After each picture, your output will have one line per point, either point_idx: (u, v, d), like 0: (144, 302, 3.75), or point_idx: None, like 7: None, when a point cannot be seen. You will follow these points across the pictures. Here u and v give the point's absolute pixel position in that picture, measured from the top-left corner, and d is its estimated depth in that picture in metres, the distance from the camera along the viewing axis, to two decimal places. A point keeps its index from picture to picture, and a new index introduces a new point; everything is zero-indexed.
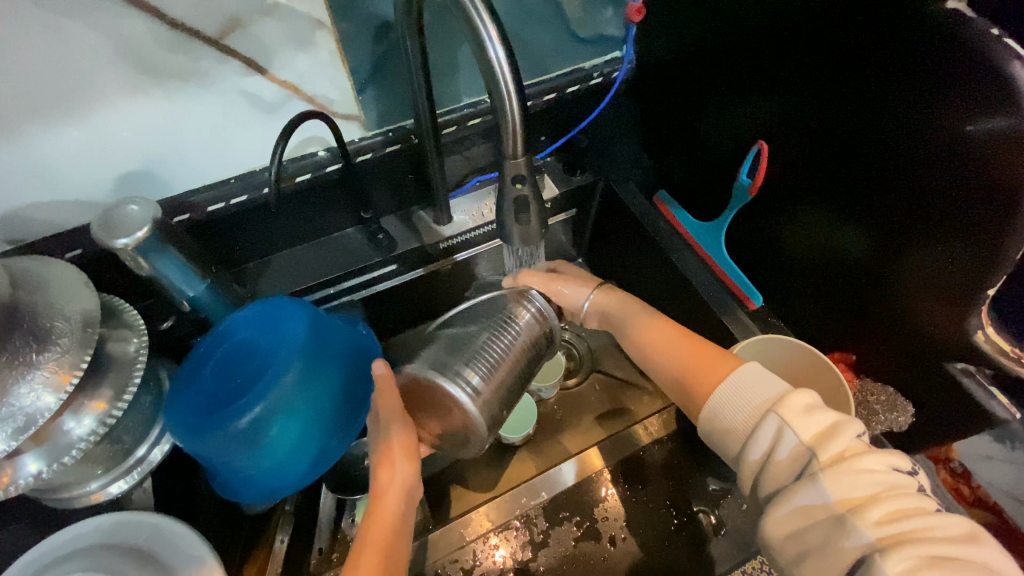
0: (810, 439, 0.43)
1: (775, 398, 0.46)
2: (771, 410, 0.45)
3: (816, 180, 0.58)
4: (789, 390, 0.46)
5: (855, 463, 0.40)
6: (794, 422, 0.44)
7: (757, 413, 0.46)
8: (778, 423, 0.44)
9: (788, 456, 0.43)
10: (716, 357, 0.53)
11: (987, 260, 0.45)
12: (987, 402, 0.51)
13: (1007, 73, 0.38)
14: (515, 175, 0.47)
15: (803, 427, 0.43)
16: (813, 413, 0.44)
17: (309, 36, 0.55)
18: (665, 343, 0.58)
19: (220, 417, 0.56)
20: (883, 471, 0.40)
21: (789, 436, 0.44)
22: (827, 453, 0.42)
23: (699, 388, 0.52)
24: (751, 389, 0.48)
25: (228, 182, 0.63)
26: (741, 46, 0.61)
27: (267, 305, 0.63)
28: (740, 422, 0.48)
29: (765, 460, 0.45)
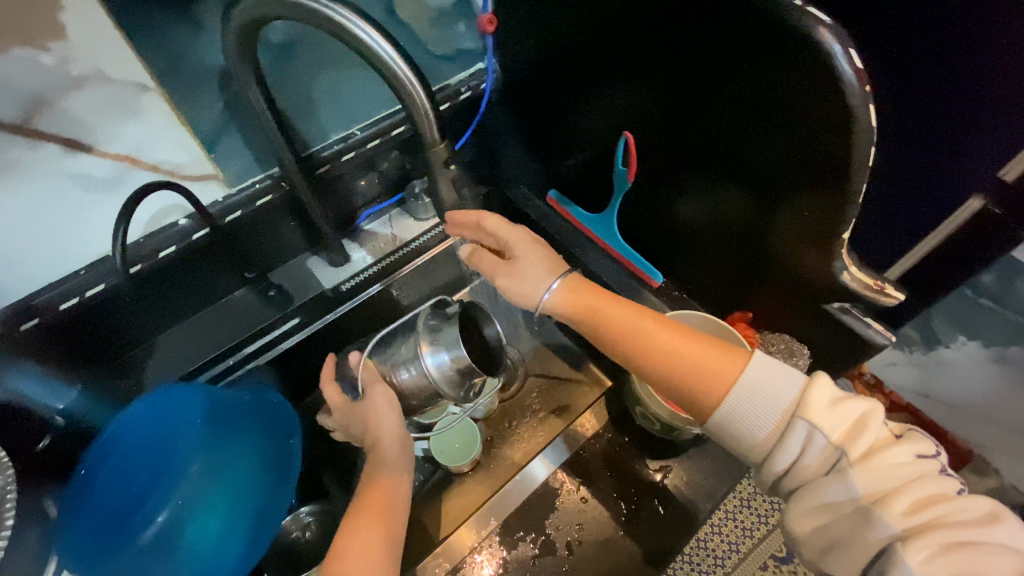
0: (839, 439, 0.43)
1: (797, 399, 0.45)
2: (796, 417, 0.43)
3: (682, 158, 0.61)
4: (810, 386, 0.45)
5: (883, 457, 0.41)
6: (822, 424, 0.43)
7: (782, 419, 0.44)
8: (806, 426, 0.43)
9: (818, 458, 0.43)
10: (719, 354, 0.48)
11: (837, 205, 0.49)
12: (866, 331, 0.55)
13: (815, 39, 0.42)
14: (430, 177, 0.50)
15: (831, 426, 0.43)
16: (838, 408, 0.43)
17: (134, 102, 0.50)
18: (649, 338, 0.49)
19: (126, 532, 0.52)
20: (910, 462, 0.41)
21: (818, 442, 0.43)
22: (855, 449, 0.42)
23: (710, 396, 0.47)
24: (772, 389, 0.45)
25: (75, 275, 0.57)
26: (588, 45, 0.62)
27: (154, 399, 0.57)
28: (761, 427, 0.45)
29: (793, 462, 0.44)
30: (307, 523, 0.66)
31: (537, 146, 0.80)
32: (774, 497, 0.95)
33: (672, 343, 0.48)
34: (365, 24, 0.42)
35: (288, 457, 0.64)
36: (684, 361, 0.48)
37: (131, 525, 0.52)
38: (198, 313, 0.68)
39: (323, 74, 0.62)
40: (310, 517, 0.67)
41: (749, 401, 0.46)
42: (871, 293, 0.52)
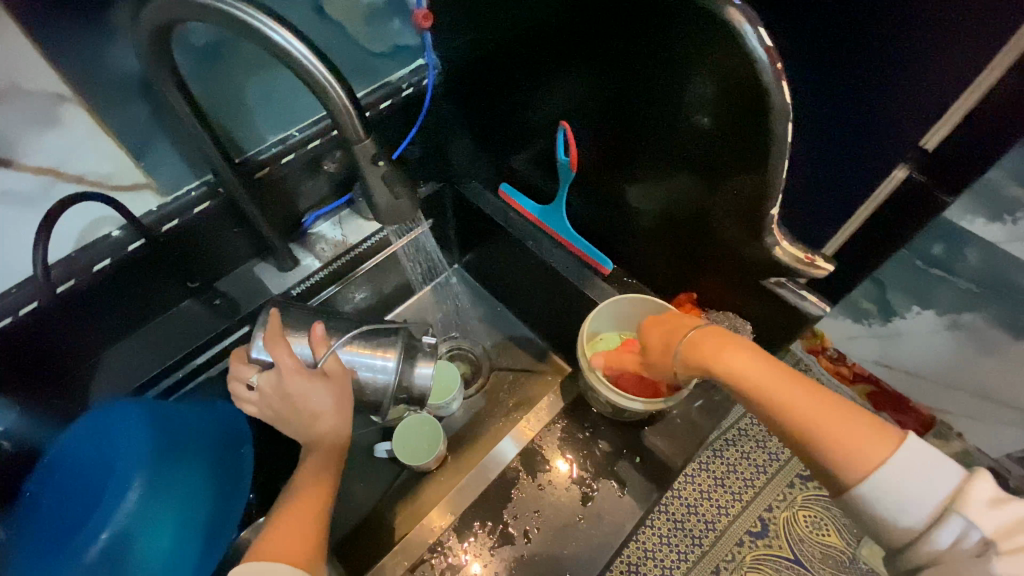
0: (994, 532, 0.36)
1: (948, 488, 0.39)
2: (951, 508, 0.38)
3: (618, 142, 0.62)
4: (971, 478, 0.38)
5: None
6: (981, 518, 0.36)
7: (935, 506, 0.39)
8: (961, 519, 0.37)
9: (965, 549, 0.37)
10: (867, 427, 0.41)
11: (762, 181, 0.50)
12: (801, 304, 0.57)
13: (726, 19, 0.43)
14: (369, 156, 0.48)
15: (988, 516, 0.36)
16: (1004, 503, 0.37)
17: (51, 113, 0.49)
18: (787, 395, 0.44)
19: (60, 554, 0.49)
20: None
21: (973, 534, 0.37)
22: (1011, 542, 0.35)
23: (851, 469, 0.41)
24: (924, 471, 0.39)
25: (9, 293, 0.55)
26: (521, 36, 0.62)
27: (98, 416, 0.56)
28: (891, 508, 0.40)
29: (935, 549, 0.38)
30: None
31: (483, 140, 0.80)
32: (747, 476, 1.02)
33: (794, 397, 0.43)
34: (274, 23, 0.42)
35: (239, 464, 0.64)
36: (810, 423, 0.42)
37: (67, 547, 0.49)
38: (145, 326, 0.66)
39: (254, 77, 0.61)
40: None
41: (897, 479, 0.39)
42: (803, 267, 0.53)
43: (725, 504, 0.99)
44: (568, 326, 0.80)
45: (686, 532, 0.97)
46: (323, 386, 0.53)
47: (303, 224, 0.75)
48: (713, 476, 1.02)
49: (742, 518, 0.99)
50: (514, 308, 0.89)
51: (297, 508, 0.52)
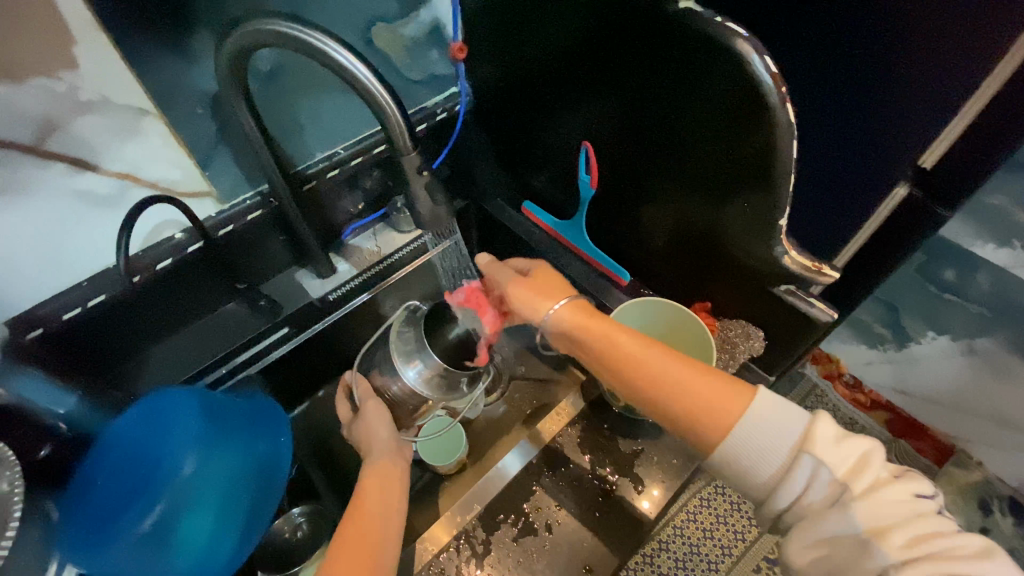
0: (840, 474, 0.44)
1: (800, 434, 0.46)
2: (802, 450, 0.45)
3: (635, 160, 0.66)
4: (816, 421, 0.46)
5: (881, 492, 0.43)
6: (826, 458, 0.44)
7: (788, 454, 0.45)
8: (812, 463, 0.44)
9: (819, 496, 0.44)
10: (719, 389, 0.47)
11: (771, 194, 0.54)
12: (811, 310, 0.60)
13: (734, 50, 0.48)
14: (414, 167, 0.54)
15: (834, 462, 0.45)
16: (845, 443, 0.45)
17: (135, 125, 0.56)
18: (651, 361, 0.49)
19: (117, 526, 0.55)
20: (907, 500, 0.43)
21: (823, 475, 0.44)
22: (858, 484, 0.44)
23: (707, 424, 0.47)
24: (777, 429, 0.45)
25: (81, 285, 0.61)
26: (546, 65, 0.68)
27: (150, 403, 0.61)
28: (749, 459, 0.46)
29: (794, 498, 0.45)
30: (299, 524, 0.69)
31: (509, 160, 0.86)
32: None
33: (652, 373, 0.49)
34: (340, 48, 0.48)
35: (279, 453, 0.66)
36: (668, 381, 0.48)
37: (124, 520, 0.55)
38: (193, 325, 0.72)
39: (306, 98, 0.67)
40: (303, 518, 0.69)
41: (758, 429, 0.46)
42: (810, 274, 0.57)
43: (741, 529, 1.00)
44: None
45: (701, 557, 0.97)
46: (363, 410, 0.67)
47: (342, 236, 0.82)
48: (730, 500, 1.02)
49: (759, 544, 0.98)
50: (533, 321, 0.93)
51: (362, 491, 0.57)
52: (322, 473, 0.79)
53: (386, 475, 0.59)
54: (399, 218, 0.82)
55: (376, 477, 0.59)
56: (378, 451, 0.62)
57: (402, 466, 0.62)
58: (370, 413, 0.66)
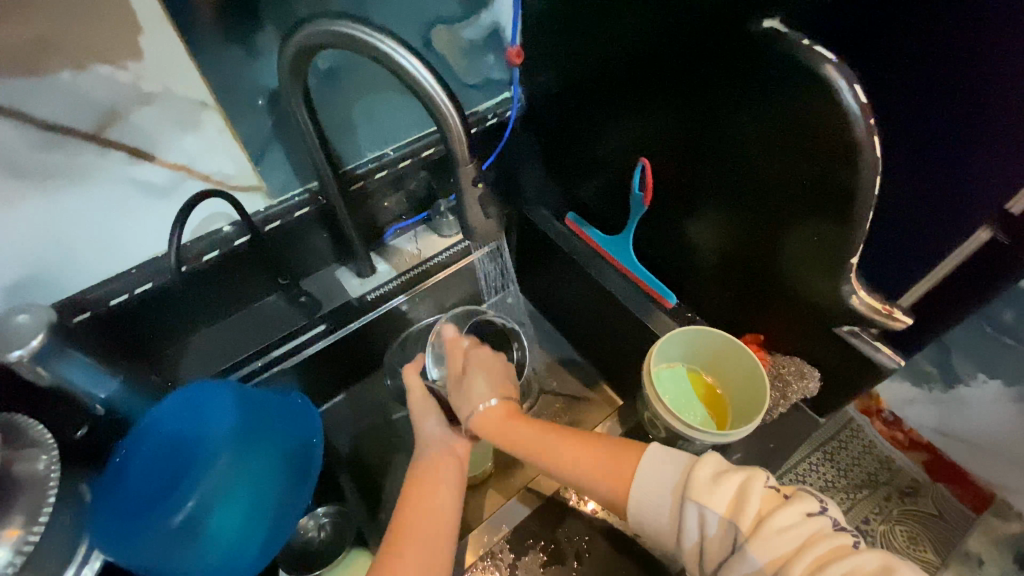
0: (724, 510, 0.44)
1: (683, 478, 0.47)
2: (687, 497, 0.45)
3: (692, 181, 0.64)
4: (695, 463, 0.47)
5: (770, 523, 0.42)
6: (707, 499, 0.45)
7: (675, 500, 0.47)
8: (697, 507, 0.45)
9: (716, 534, 0.44)
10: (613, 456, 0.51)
11: (845, 230, 0.51)
12: (875, 355, 0.57)
13: (821, 76, 0.45)
14: (469, 178, 0.53)
15: (715, 500, 0.44)
16: (718, 482, 0.45)
17: (194, 117, 0.56)
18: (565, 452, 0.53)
19: (154, 513, 0.56)
20: (800, 520, 0.42)
21: (711, 518, 0.44)
22: (746, 521, 0.43)
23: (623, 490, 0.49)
24: (659, 469, 0.48)
25: (130, 273, 0.62)
26: (606, 76, 0.66)
27: (189, 393, 0.60)
28: (656, 499, 0.48)
29: (696, 541, 0.45)
30: (322, 524, 0.68)
31: (557, 169, 0.84)
32: None
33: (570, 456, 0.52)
34: (407, 53, 0.47)
35: (309, 454, 0.66)
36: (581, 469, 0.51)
37: (161, 507, 0.56)
38: (232, 316, 0.72)
39: (361, 98, 0.67)
40: (327, 518, 0.69)
41: (649, 483, 0.48)
42: (880, 317, 0.54)
43: None
44: (621, 358, 0.81)
45: None
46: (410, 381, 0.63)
47: (385, 236, 0.81)
48: None
49: None
50: (567, 334, 0.91)
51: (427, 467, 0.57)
52: (347, 475, 0.78)
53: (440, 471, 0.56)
54: (442, 223, 0.81)
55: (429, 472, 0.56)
56: (432, 443, 0.59)
57: (458, 461, 0.58)
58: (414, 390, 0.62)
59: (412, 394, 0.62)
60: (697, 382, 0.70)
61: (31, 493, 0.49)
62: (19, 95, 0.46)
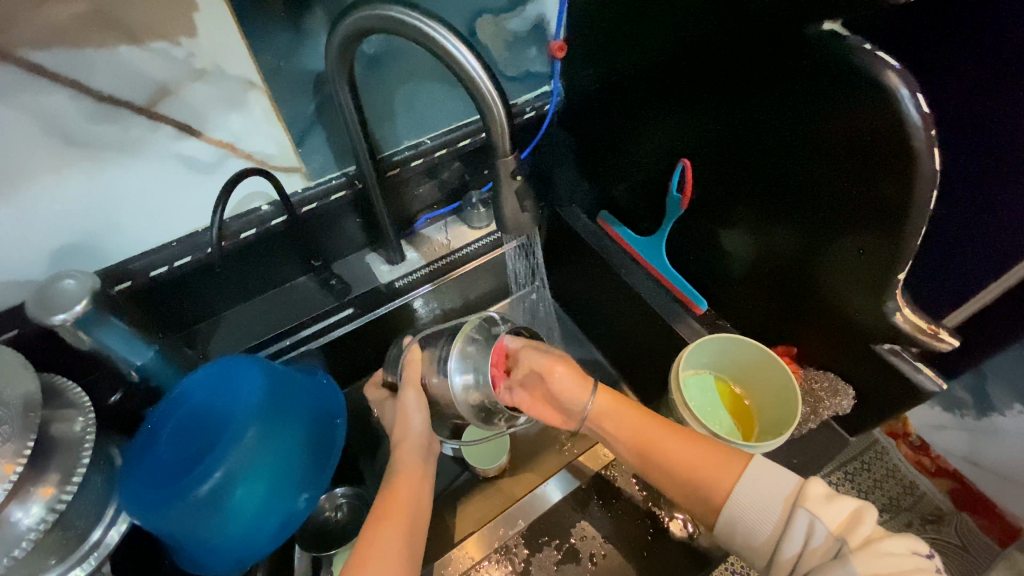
0: (836, 526, 0.43)
1: (796, 490, 0.46)
2: (798, 504, 0.45)
3: (733, 186, 0.62)
4: (807, 480, 0.46)
5: (880, 544, 0.40)
6: (821, 513, 0.44)
7: (783, 508, 0.46)
8: (807, 516, 0.44)
9: (820, 544, 0.43)
10: (721, 458, 0.50)
11: (895, 245, 0.49)
12: (916, 376, 0.55)
13: (881, 82, 0.44)
14: (508, 171, 0.53)
15: (826, 515, 0.44)
16: (835, 500, 0.44)
17: (241, 95, 0.57)
18: (671, 448, 0.52)
19: (179, 486, 0.55)
20: (906, 554, 0.39)
21: (819, 529, 0.43)
22: (854, 537, 0.42)
23: (717, 492, 0.49)
24: (766, 484, 0.47)
25: (170, 246, 0.63)
26: (652, 74, 0.65)
27: (220, 365, 0.62)
28: (757, 514, 0.47)
29: (799, 550, 0.44)
30: (339, 504, 0.70)
31: (593, 167, 0.83)
32: None
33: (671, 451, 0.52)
34: (452, 38, 0.47)
35: (332, 434, 0.68)
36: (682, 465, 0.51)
37: (185, 480, 0.55)
38: (265, 294, 0.74)
39: (403, 86, 0.68)
40: (344, 499, 0.71)
41: (756, 485, 0.47)
42: (925, 337, 0.52)
43: None
44: (644, 362, 0.80)
45: None
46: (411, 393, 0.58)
47: (416, 224, 0.82)
48: None
49: None
50: (591, 334, 0.90)
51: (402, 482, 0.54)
52: (366, 458, 0.79)
53: (419, 487, 0.55)
54: (474, 214, 0.80)
55: (411, 488, 0.54)
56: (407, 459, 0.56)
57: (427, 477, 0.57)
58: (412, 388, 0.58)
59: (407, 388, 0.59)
60: (724, 392, 0.68)
61: (68, 452, 0.51)
62: (78, 66, 0.48)
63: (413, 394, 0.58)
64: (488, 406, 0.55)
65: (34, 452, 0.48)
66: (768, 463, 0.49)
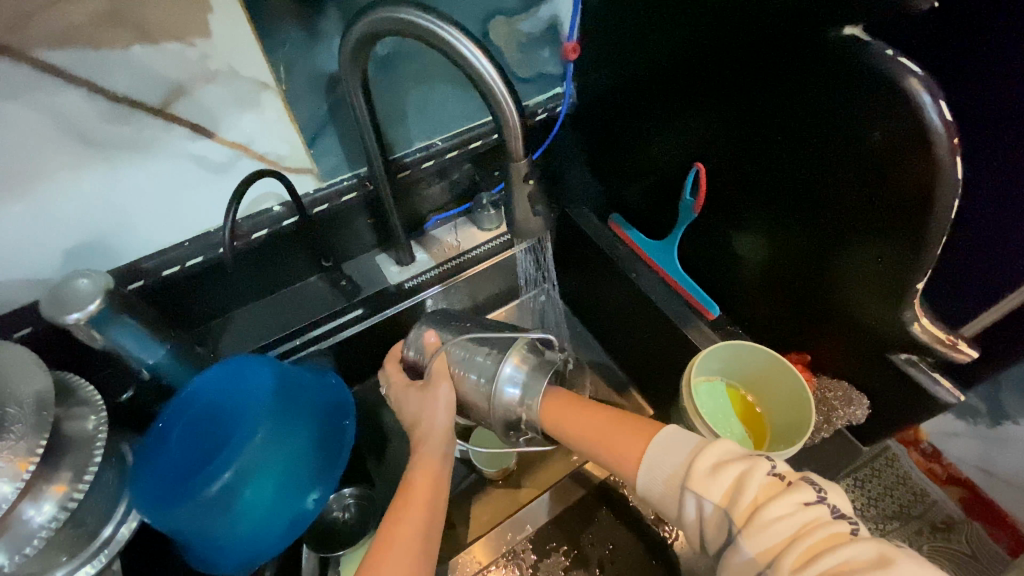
0: (721, 499, 0.43)
1: (688, 461, 0.46)
2: (685, 487, 0.45)
3: (748, 191, 0.61)
4: (699, 451, 0.46)
5: (763, 514, 0.40)
6: (704, 488, 0.43)
7: (677, 489, 0.46)
8: (694, 497, 0.44)
9: (714, 519, 0.43)
10: (634, 435, 0.51)
11: (914, 253, 0.48)
12: (934, 388, 0.54)
13: (903, 88, 0.43)
14: (520, 175, 0.53)
15: (710, 491, 0.43)
16: (718, 471, 0.44)
17: (254, 97, 0.57)
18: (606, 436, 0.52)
19: (190, 485, 0.56)
20: (793, 514, 0.40)
21: (707, 505, 0.43)
22: (738, 510, 0.41)
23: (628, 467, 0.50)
24: (668, 454, 0.48)
25: (182, 246, 0.64)
26: (666, 76, 0.64)
27: (230, 364, 0.62)
28: (661, 486, 0.47)
29: (698, 526, 0.44)
30: (348, 505, 0.70)
31: (604, 169, 0.82)
32: None
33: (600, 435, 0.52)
34: (465, 39, 0.46)
35: (341, 436, 0.68)
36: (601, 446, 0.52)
37: (196, 480, 0.56)
38: (275, 293, 0.74)
39: (415, 87, 0.67)
40: (352, 499, 0.71)
41: (659, 454, 0.48)
42: (943, 347, 0.51)
43: None
44: (653, 366, 0.79)
45: None
46: (443, 388, 0.56)
47: (426, 224, 0.81)
48: None
49: None
50: (600, 337, 0.89)
51: (420, 476, 0.54)
52: (374, 458, 0.79)
53: (436, 484, 0.54)
54: (484, 215, 0.80)
55: (423, 482, 0.53)
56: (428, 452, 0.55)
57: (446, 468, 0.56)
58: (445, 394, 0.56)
59: (438, 381, 0.57)
60: (736, 398, 0.68)
61: (80, 450, 0.51)
62: (93, 66, 0.48)
63: (447, 392, 0.56)
64: (519, 424, 0.56)
65: (47, 450, 0.49)
66: (671, 432, 0.49)
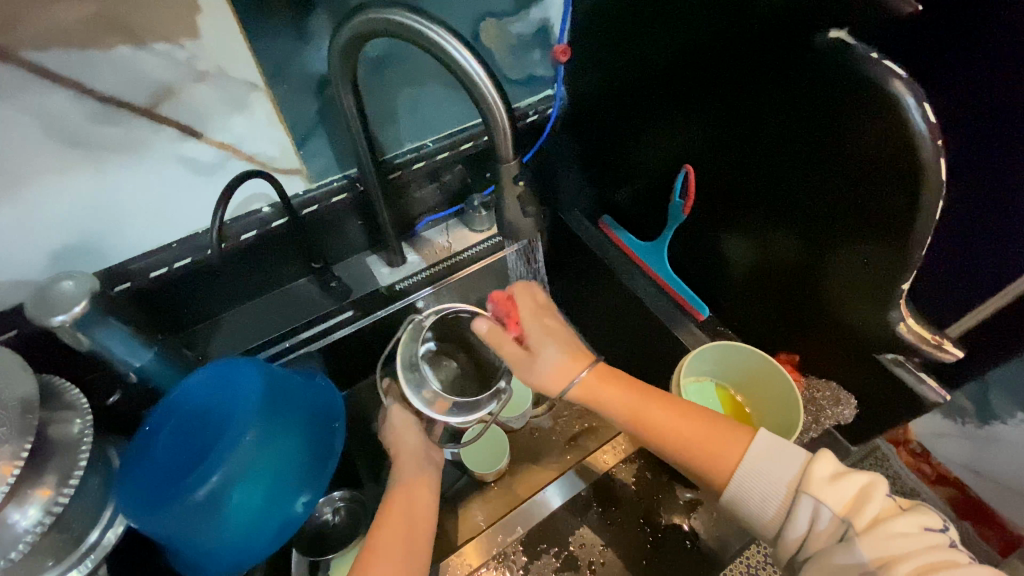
0: (842, 508, 0.43)
1: (800, 473, 0.46)
2: (801, 491, 0.45)
3: (736, 193, 0.62)
4: (813, 459, 0.46)
5: (888, 528, 0.42)
6: (825, 496, 0.44)
7: (787, 493, 0.46)
8: (812, 501, 0.44)
9: (827, 526, 0.44)
10: (718, 435, 0.50)
11: (900, 254, 0.48)
12: (920, 387, 0.54)
13: (889, 91, 0.43)
14: (511, 177, 0.53)
15: (831, 500, 0.44)
16: (840, 480, 0.45)
17: (244, 98, 0.57)
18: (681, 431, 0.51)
19: (177, 488, 0.54)
20: (916, 532, 0.42)
21: (825, 512, 0.44)
22: (861, 519, 0.43)
23: (720, 471, 0.48)
24: (769, 468, 0.47)
25: (170, 247, 0.63)
26: (656, 79, 0.64)
27: (218, 366, 0.61)
28: (761, 500, 0.47)
29: (803, 532, 0.45)
30: (337, 508, 0.70)
31: (595, 171, 0.82)
32: None
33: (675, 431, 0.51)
34: (453, 40, 0.46)
35: (331, 438, 0.67)
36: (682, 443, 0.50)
37: (183, 483, 0.54)
38: (264, 296, 0.74)
39: (406, 88, 0.67)
40: (342, 503, 0.71)
41: (758, 463, 0.47)
42: (928, 347, 0.52)
43: None
44: (644, 367, 0.79)
45: None
46: (395, 408, 0.65)
47: (417, 225, 0.81)
48: None
49: None
50: (592, 339, 0.89)
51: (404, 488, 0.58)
52: (364, 462, 0.78)
53: (423, 490, 0.58)
54: (475, 217, 0.80)
55: (405, 491, 0.58)
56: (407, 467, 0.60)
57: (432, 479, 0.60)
58: (394, 413, 0.65)
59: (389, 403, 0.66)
60: (725, 400, 0.68)
61: (67, 455, 0.50)
62: (80, 67, 0.48)
63: (393, 405, 0.65)
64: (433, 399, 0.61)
65: (32, 455, 0.48)
66: (770, 441, 0.48)
